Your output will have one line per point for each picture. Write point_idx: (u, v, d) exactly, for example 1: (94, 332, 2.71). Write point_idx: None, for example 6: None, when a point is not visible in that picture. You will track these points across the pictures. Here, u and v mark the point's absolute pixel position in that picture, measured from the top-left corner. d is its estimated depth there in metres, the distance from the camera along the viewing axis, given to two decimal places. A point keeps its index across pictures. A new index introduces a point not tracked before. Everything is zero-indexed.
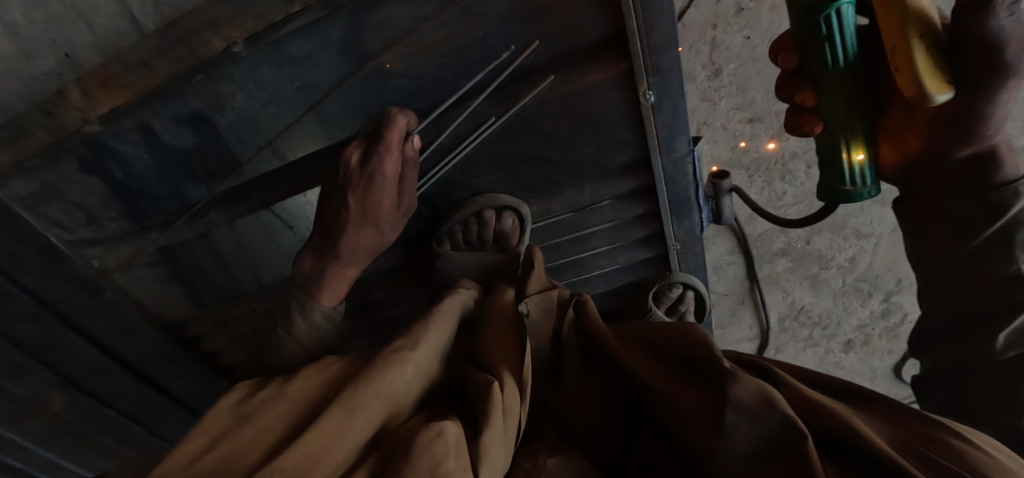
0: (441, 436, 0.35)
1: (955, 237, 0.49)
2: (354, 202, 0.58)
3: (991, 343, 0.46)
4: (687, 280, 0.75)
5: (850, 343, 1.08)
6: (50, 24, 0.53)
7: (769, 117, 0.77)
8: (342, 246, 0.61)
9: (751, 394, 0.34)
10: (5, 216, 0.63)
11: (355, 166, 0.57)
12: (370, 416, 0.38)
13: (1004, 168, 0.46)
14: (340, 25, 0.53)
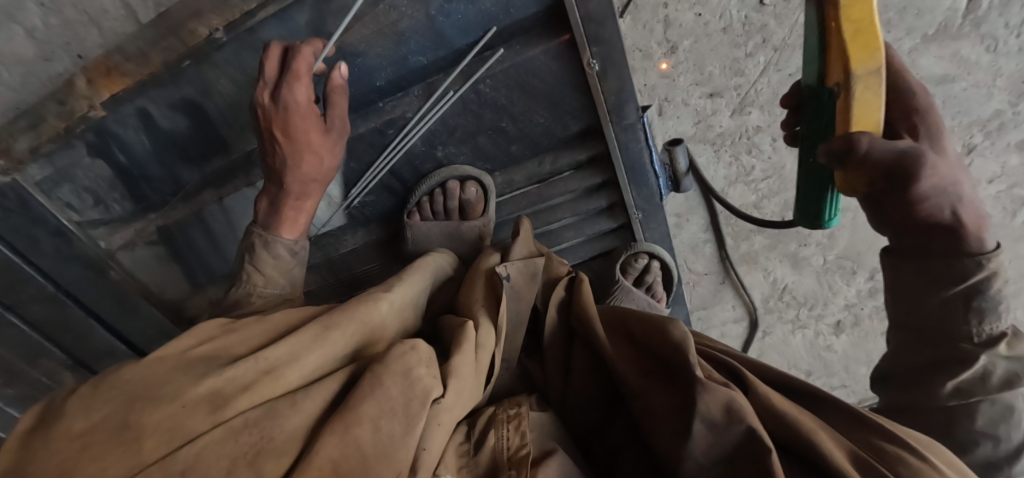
0: (416, 351, 0.44)
1: (917, 286, 0.50)
2: (279, 134, 0.61)
3: (940, 391, 0.49)
4: (651, 249, 0.78)
5: (839, 324, 1.07)
6: (65, 28, 0.61)
7: (728, 92, 0.80)
8: (287, 181, 0.64)
9: (717, 406, 0.41)
10: (21, 200, 0.71)
11: (267, 100, 0.58)
12: (341, 337, 0.47)
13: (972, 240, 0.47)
14: (307, 12, 0.60)
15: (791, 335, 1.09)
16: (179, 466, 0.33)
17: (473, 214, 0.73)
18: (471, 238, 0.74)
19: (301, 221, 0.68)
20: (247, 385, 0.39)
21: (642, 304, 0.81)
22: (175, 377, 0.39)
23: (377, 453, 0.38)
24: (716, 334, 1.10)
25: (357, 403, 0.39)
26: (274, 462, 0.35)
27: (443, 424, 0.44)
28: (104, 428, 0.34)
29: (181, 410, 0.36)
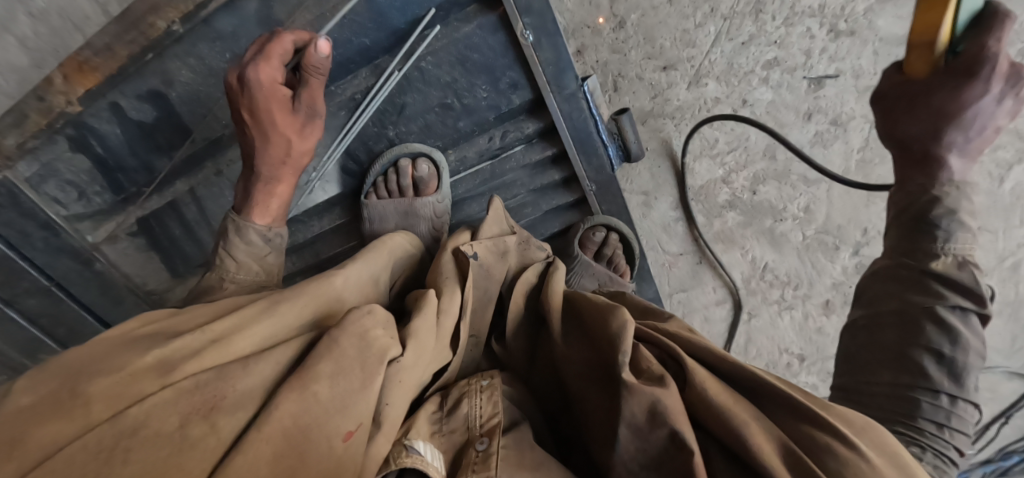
0: (372, 313, 0.44)
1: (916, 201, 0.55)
2: (245, 115, 0.62)
3: (914, 293, 0.54)
4: (608, 221, 0.82)
5: (829, 304, 1.03)
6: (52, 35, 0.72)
7: (682, 64, 0.80)
8: (257, 165, 0.65)
9: (640, 407, 0.42)
10: (11, 194, 0.73)
11: (236, 80, 0.60)
12: (292, 309, 0.47)
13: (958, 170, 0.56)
14: (253, 1, 0.66)
15: (778, 318, 1.05)
16: (129, 426, 0.33)
17: (427, 191, 0.76)
18: (427, 215, 0.77)
19: (275, 207, 0.69)
20: (197, 354, 0.40)
21: (602, 278, 0.84)
22: (123, 352, 0.39)
23: (334, 405, 0.38)
24: (700, 320, 1.04)
25: (313, 361, 0.39)
26: (229, 418, 0.36)
27: (404, 381, 0.46)
28: (50, 400, 0.34)
29: (128, 377, 0.36)
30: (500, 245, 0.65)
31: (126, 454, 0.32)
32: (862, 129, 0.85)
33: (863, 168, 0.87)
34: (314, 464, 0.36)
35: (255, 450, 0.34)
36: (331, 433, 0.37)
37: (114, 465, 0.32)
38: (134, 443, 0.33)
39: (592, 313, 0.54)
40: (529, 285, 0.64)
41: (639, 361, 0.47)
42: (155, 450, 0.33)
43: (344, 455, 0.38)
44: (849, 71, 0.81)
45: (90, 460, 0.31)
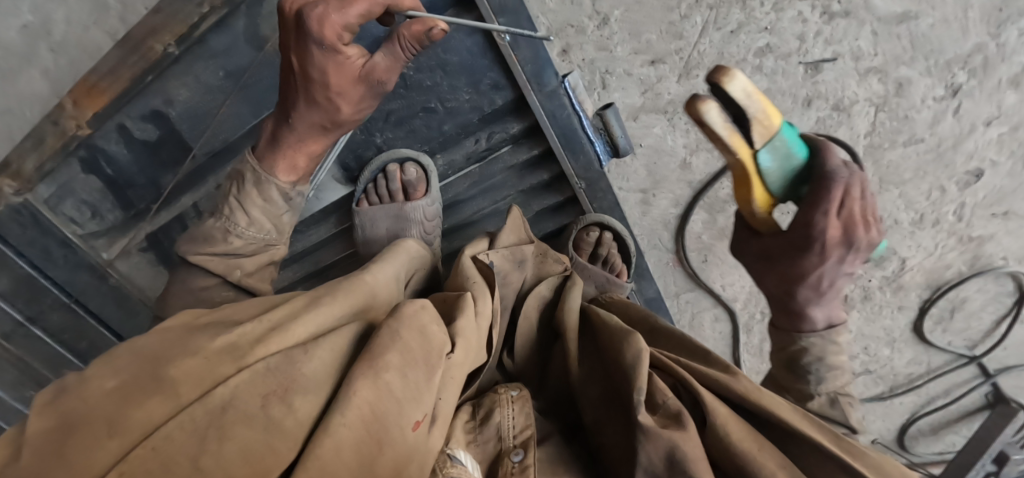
0: (426, 307, 0.43)
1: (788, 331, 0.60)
2: (297, 62, 0.58)
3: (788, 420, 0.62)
4: (600, 218, 0.82)
5: (846, 299, 1.00)
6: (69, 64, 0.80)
7: (670, 57, 0.78)
8: (294, 121, 0.62)
9: (657, 453, 0.40)
10: (32, 216, 0.79)
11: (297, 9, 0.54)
12: (338, 299, 0.45)
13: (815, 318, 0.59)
14: (242, 19, 0.69)
15: None
16: (215, 405, 0.31)
17: (416, 194, 0.76)
18: (418, 218, 0.76)
19: (302, 164, 0.67)
20: (263, 338, 0.38)
21: (599, 279, 0.82)
22: (192, 338, 0.37)
23: (407, 394, 0.37)
24: (708, 320, 1.06)
25: (381, 349, 0.37)
26: (306, 400, 0.34)
27: (454, 376, 0.45)
28: (132, 384, 0.32)
29: (204, 360, 0.34)
30: (517, 254, 0.68)
31: (217, 434, 0.30)
32: (866, 113, 0.81)
33: (875, 158, 0.85)
34: (391, 453, 0.34)
35: (343, 435, 0.32)
36: (403, 423, 0.36)
37: (206, 446, 0.29)
38: (224, 420, 0.31)
39: (608, 337, 0.52)
40: (543, 299, 0.65)
41: (654, 394, 0.45)
42: (245, 429, 0.31)
43: (413, 445, 0.37)
44: (848, 53, 0.76)
45: (186, 441, 0.29)
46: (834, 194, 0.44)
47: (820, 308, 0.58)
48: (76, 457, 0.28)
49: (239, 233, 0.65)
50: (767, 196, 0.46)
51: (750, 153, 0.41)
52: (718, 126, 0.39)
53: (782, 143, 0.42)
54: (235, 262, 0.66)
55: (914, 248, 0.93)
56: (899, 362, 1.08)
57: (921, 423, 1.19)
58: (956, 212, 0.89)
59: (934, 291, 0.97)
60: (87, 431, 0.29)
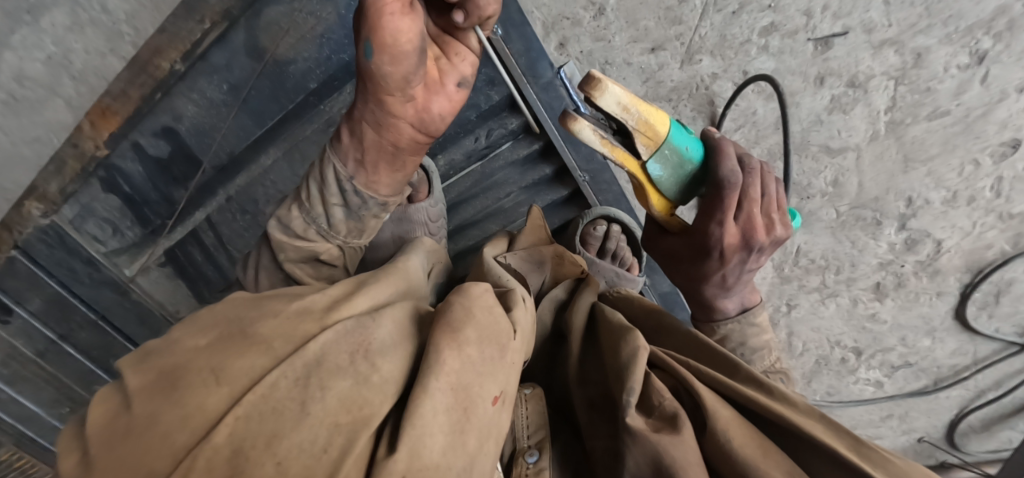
0: (490, 291, 0.39)
1: (705, 314, 0.67)
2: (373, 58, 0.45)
3: None
4: (607, 211, 0.80)
5: (879, 287, 0.94)
6: (75, 83, 0.75)
7: (670, 43, 0.76)
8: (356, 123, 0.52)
9: (644, 457, 0.39)
10: (59, 237, 0.81)
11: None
12: (390, 279, 0.42)
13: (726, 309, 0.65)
14: (241, 32, 0.71)
15: (821, 306, 0.98)
16: (313, 357, 0.29)
17: (419, 197, 0.74)
18: (422, 220, 0.74)
19: (344, 138, 0.54)
20: (335, 303, 0.35)
21: (609, 274, 0.79)
22: (268, 301, 0.34)
23: (483, 368, 0.33)
24: None
25: (458, 323, 0.34)
26: (390, 358, 0.31)
27: (518, 361, 0.40)
28: (223, 339, 0.30)
29: (287, 317, 0.32)
30: (535, 255, 0.65)
31: (320, 383, 0.28)
32: (885, 87, 0.77)
33: (900, 132, 0.80)
34: (477, 422, 0.31)
35: (436, 399, 0.29)
36: (483, 394, 0.32)
37: (312, 395, 0.27)
38: (320, 373, 0.28)
39: (609, 337, 0.51)
40: (557, 301, 0.63)
41: (650, 395, 0.44)
42: (341, 380, 0.28)
43: (494, 418, 0.34)
44: (860, 26, 0.73)
45: (289, 389, 0.27)
46: (725, 206, 0.51)
47: (727, 300, 0.64)
48: (186, 403, 0.26)
49: (298, 208, 0.57)
50: (666, 200, 0.54)
51: (637, 163, 0.50)
52: (600, 143, 0.48)
53: (668, 150, 0.50)
54: (280, 245, 0.56)
55: (948, 229, 0.87)
56: (943, 353, 1.01)
57: (971, 419, 1.11)
58: (993, 188, 0.83)
59: (974, 274, 0.91)
60: (191, 380, 0.27)
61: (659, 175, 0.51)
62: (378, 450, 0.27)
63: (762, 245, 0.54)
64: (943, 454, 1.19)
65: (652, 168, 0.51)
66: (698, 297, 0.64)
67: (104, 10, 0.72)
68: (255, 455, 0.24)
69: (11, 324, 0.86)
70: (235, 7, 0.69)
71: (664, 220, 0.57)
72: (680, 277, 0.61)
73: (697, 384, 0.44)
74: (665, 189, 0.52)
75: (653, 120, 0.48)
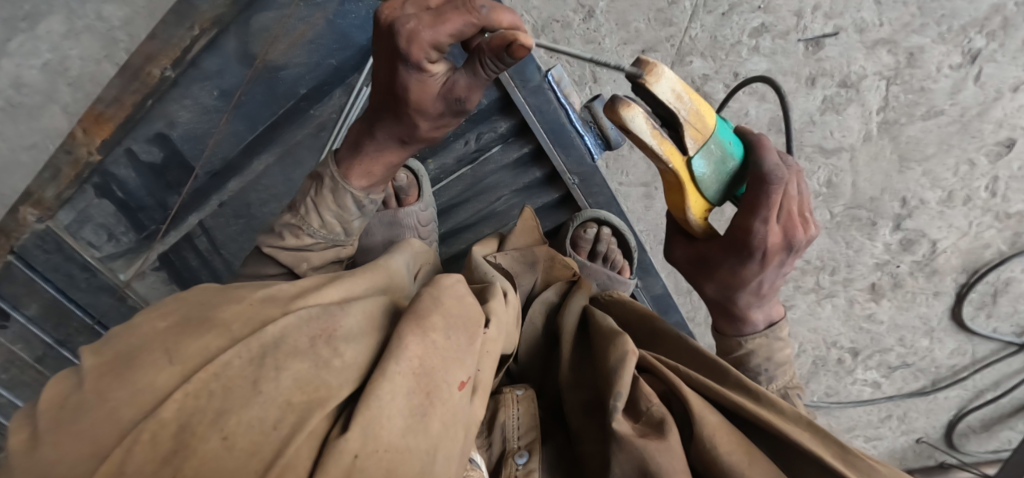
0: (462, 281, 0.38)
1: (732, 327, 0.64)
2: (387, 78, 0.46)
3: None
4: (597, 213, 0.81)
5: (875, 288, 0.94)
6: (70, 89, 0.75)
7: (661, 44, 0.75)
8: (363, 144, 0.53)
9: (630, 464, 0.39)
10: (56, 242, 0.82)
11: (442, 24, 0.40)
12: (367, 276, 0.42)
13: (755, 321, 0.62)
14: (232, 39, 0.72)
15: (818, 307, 0.97)
16: (270, 339, 0.28)
17: (408, 199, 0.75)
18: (411, 224, 0.74)
19: (380, 174, 0.56)
20: (304, 292, 0.34)
21: (601, 277, 0.79)
22: (235, 287, 0.33)
23: (451, 354, 0.32)
24: None
25: (424, 310, 0.33)
26: (355, 345, 0.30)
27: (491, 351, 0.40)
28: (182, 321, 0.29)
29: (250, 301, 0.31)
30: (529, 255, 0.65)
31: (274, 364, 0.27)
32: (878, 87, 0.76)
33: (894, 132, 0.79)
34: (441, 408, 0.30)
35: (396, 382, 0.28)
36: (448, 379, 0.31)
37: (264, 375, 0.26)
38: (277, 354, 0.27)
39: (599, 340, 0.51)
40: (549, 304, 0.62)
41: (638, 401, 0.44)
42: (298, 363, 0.27)
43: (459, 407, 0.31)
44: (851, 26, 0.73)
45: (242, 371, 0.26)
46: (771, 202, 0.47)
47: (757, 310, 0.61)
48: (135, 381, 0.25)
49: (311, 232, 0.55)
50: (705, 202, 0.50)
51: (685, 158, 0.45)
52: (650, 134, 0.42)
53: (713, 145, 0.47)
54: (302, 255, 0.55)
55: (945, 229, 0.86)
56: (942, 353, 1.01)
57: (971, 420, 1.10)
58: (988, 187, 0.82)
59: (971, 274, 0.90)
60: (144, 358, 0.26)
61: (702, 171, 0.47)
62: (332, 432, 0.26)
63: (802, 241, 0.52)
64: (943, 455, 1.17)
65: (697, 163, 0.46)
66: (727, 309, 0.61)
67: (100, 17, 0.73)
68: (201, 431, 0.23)
69: (9, 329, 0.87)
70: (227, 13, 0.70)
71: (697, 225, 0.52)
72: (711, 284, 0.58)
73: (686, 389, 0.44)
74: (707, 187, 0.48)
75: (699, 113, 0.45)
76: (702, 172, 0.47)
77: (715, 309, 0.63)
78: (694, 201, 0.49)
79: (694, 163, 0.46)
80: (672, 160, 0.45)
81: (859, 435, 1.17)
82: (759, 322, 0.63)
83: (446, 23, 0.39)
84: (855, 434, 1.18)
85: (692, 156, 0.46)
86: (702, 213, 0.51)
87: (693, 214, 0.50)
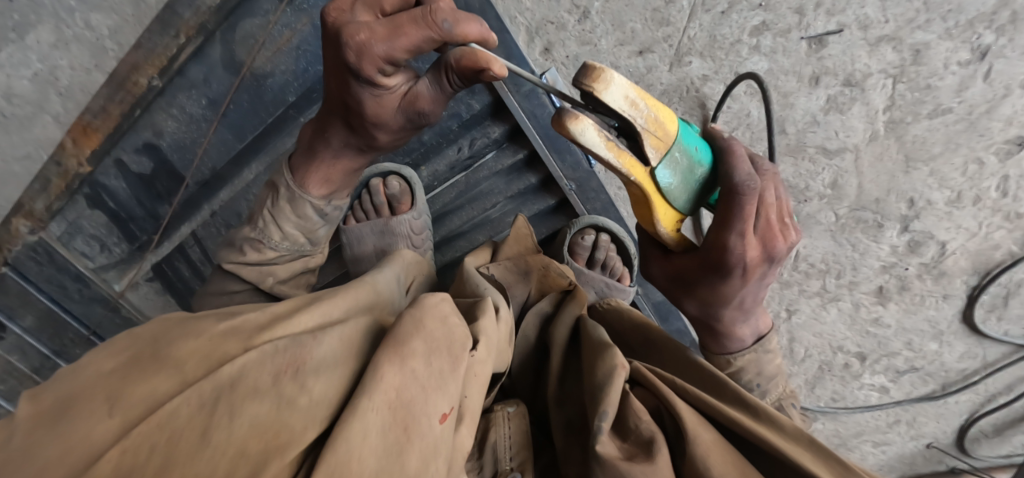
0: (448, 299, 0.37)
1: (717, 343, 0.63)
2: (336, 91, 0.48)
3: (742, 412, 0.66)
4: (594, 220, 0.79)
5: (882, 291, 0.91)
6: (60, 99, 0.73)
7: (658, 45, 0.73)
8: (318, 147, 0.56)
9: None
10: (48, 254, 0.81)
11: (399, 37, 0.40)
12: (349, 294, 0.41)
13: (739, 337, 0.62)
14: (218, 47, 0.70)
15: (823, 311, 0.95)
16: (225, 381, 0.28)
17: (401, 207, 0.75)
18: (404, 232, 0.74)
19: (338, 180, 0.59)
20: (272, 323, 0.34)
21: (599, 284, 0.80)
22: (199, 320, 0.33)
23: (433, 383, 0.31)
24: None
25: (404, 335, 0.32)
26: (323, 379, 0.29)
27: (479, 374, 0.38)
28: (133, 364, 0.29)
29: (209, 339, 0.31)
30: (522, 265, 0.63)
31: (228, 410, 0.26)
32: (883, 85, 0.74)
33: (901, 132, 0.77)
34: (420, 443, 0.29)
35: (369, 420, 0.27)
36: (429, 412, 0.30)
37: (219, 422, 0.26)
38: (231, 398, 0.27)
39: (588, 356, 0.49)
40: (543, 315, 0.60)
41: (627, 417, 0.42)
42: (256, 406, 0.27)
43: (438, 441, 0.31)
44: (855, 22, 0.70)
45: (194, 419, 0.26)
46: (746, 214, 0.46)
47: (742, 326, 0.60)
48: (74, 435, 0.25)
49: (273, 246, 0.59)
50: (676, 214, 0.48)
51: (646, 170, 0.43)
52: (606, 148, 0.40)
53: (678, 153, 0.44)
54: (268, 269, 0.60)
55: (954, 230, 0.84)
56: (951, 356, 0.98)
57: (982, 424, 1.07)
58: (998, 187, 0.80)
59: (983, 276, 0.88)
60: (89, 408, 0.26)
61: (668, 181, 0.44)
62: None
63: (783, 252, 0.51)
64: (953, 460, 1.15)
65: (663, 172, 0.44)
66: (709, 323, 0.60)
67: (88, 26, 0.68)
68: None
69: (6, 341, 0.87)
70: (211, 21, 0.69)
71: (668, 235, 0.49)
72: (689, 298, 0.57)
73: (679, 404, 0.42)
74: (675, 194, 0.46)
75: (661, 118, 0.42)
76: (669, 182, 0.44)
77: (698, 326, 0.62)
78: (660, 211, 0.46)
79: (659, 171, 0.43)
80: (635, 170, 0.42)
81: (866, 440, 1.16)
82: (742, 337, 0.62)
83: (403, 36, 0.40)
84: (862, 439, 1.16)
85: (658, 166, 0.43)
86: (672, 224, 0.48)
87: (662, 225, 0.48)
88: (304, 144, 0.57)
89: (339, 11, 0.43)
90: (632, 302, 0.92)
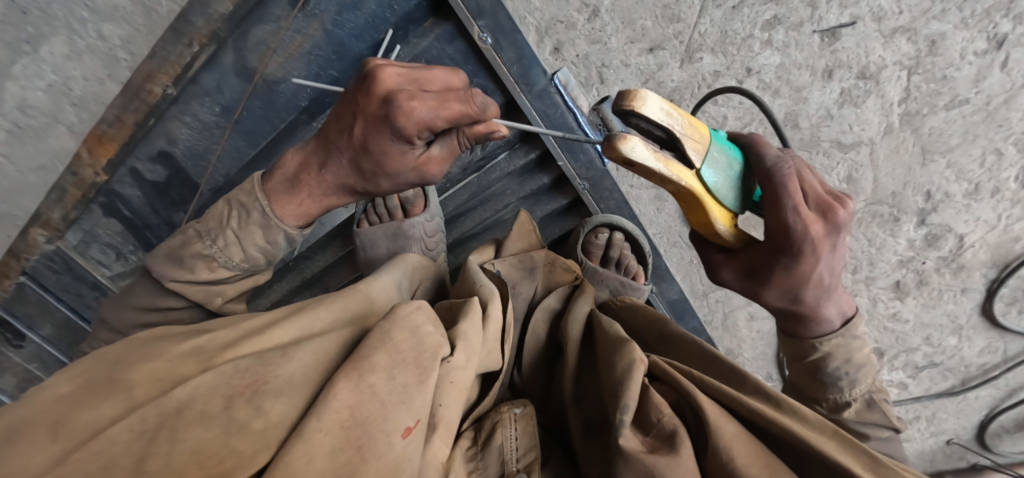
0: (422, 308, 0.41)
1: (794, 334, 0.55)
2: (359, 128, 0.48)
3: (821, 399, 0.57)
4: (608, 219, 0.80)
5: (899, 286, 0.90)
6: (76, 109, 0.74)
7: (669, 42, 0.73)
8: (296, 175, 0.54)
9: None
10: (65, 263, 0.81)
11: (443, 109, 0.44)
12: (335, 304, 0.44)
13: (825, 325, 0.53)
14: (229, 54, 0.70)
15: None
16: (173, 407, 0.32)
17: (415, 210, 0.75)
18: (418, 235, 0.75)
19: (313, 211, 0.56)
20: (236, 342, 0.38)
21: (613, 284, 0.80)
22: (161, 343, 0.37)
23: (396, 399, 0.35)
24: (745, 318, 0.98)
25: (368, 351, 0.36)
26: (280, 402, 0.34)
27: (456, 381, 0.41)
28: (87, 387, 0.33)
29: (166, 362, 0.35)
30: (527, 261, 0.64)
31: (171, 437, 0.30)
32: (898, 78, 0.73)
33: (916, 123, 0.76)
34: (375, 462, 0.33)
35: (317, 441, 0.32)
36: (389, 429, 0.34)
37: (160, 449, 0.30)
38: (178, 423, 0.31)
39: (604, 351, 0.49)
40: (552, 311, 0.61)
41: (648, 411, 0.41)
42: (203, 431, 0.31)
43: (402, 456, 0.34)
44: (869, 14, 0.70)
45: (133, 444, 0.30)
46: (795, 193, 0.43)
47: (829, 306, 0.52)
48: (18, 457, 0.29)
49: (229, 265, 0.56)
50: (728, 210, 0.47)
51: (691, 174, 0.43)
52: (654, 158, 0.41)
53: (716, 153, 0.45)
54: (217, 289, 0.57)
55: (972, 223, 0.83)
56: (972, 350, 0.97)
57: (1003, 419, 1.06)
58: (1017, 178, 0.79)
59: (1002, 269, 0.87)
60: (34, 434, 0.30)
61: (710, 179, 0.45)
62: None
63: (847, 220, 0.45)
64: (974, 456, 1.13)
65: (705, 172, 0.44)
66: (789, 316, 0.53)
67: (100, 36, 0.70)
68: None
69: (24, 349, 0.87)
70: (223, 28, 0.69)
71: (723, 230, 0.47)
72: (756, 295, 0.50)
73: (702, 398, 0.41)
74: (718, 191, 0.45)
75: (695, 123, 0.44)
76: (709, 182, 0.45)
77: (786, 321, 0.55)
78: (710, 211, 0.46)
79: (699, 173, 0.44)
80: (683, 174, 0.43)
81: None
82: (828, 326, 0.53)
83: (449, 110, 0.44)
84: None
85: (699, 168, 0.44)
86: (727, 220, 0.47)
87: (715, 225, 0.47)
88: (287, 174, 0.55)
89: (400, 92, 0.44)
90: (646, 300, 0.91)
